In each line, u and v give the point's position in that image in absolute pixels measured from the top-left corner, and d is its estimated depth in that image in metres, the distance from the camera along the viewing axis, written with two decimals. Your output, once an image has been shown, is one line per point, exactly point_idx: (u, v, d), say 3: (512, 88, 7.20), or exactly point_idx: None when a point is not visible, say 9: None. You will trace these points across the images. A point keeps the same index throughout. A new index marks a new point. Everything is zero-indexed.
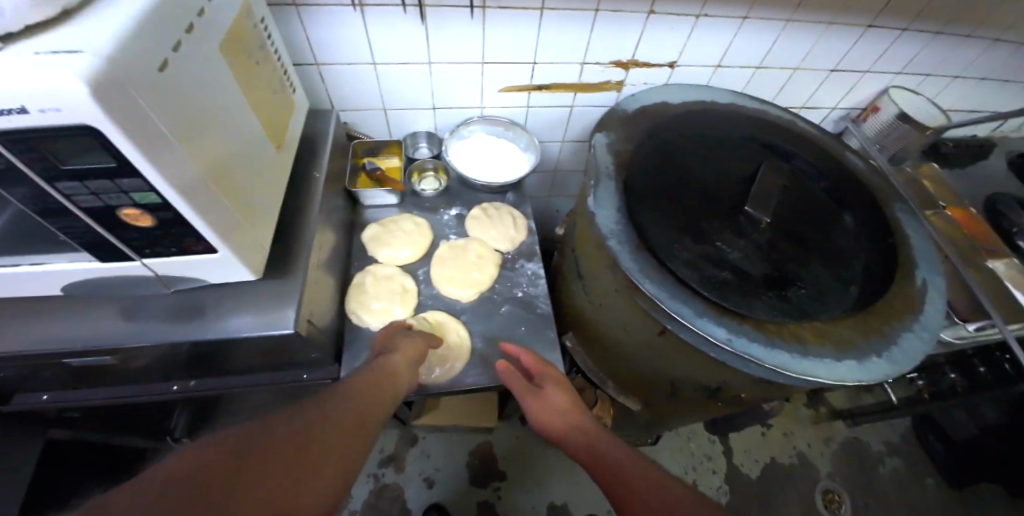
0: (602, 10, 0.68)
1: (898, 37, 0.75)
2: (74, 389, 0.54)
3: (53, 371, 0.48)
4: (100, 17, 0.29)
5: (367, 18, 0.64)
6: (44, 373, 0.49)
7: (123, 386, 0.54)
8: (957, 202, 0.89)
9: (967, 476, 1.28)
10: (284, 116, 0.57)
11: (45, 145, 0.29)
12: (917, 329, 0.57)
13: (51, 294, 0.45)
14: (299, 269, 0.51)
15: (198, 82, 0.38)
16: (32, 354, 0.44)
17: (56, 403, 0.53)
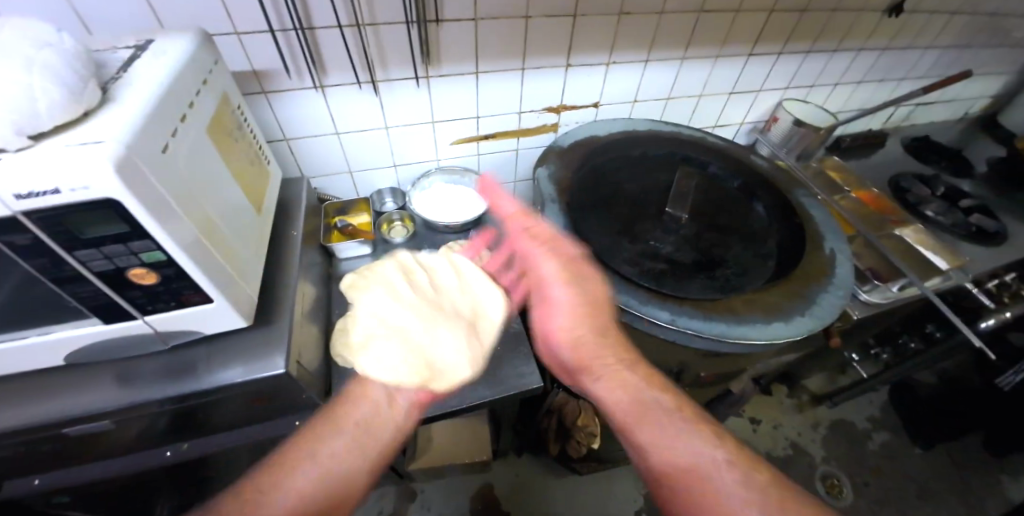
0: (527, 68, 0.81)
1: (775, 60, 1.00)
2: (72, 466, 0.58)
3: (52, 445, 0.52)
4: (116, 118, 0.38)
5: (329, 98, 0.74)
6: (43, 448, 0.52)
7: (121, 457, 0.59)
8: (861, 186, 1.06)
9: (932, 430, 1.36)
10: (264, 179, 0.64)
11: (73, 222, 0.37)
12: (832, 288, 0.63)
13: (52, 366, 0.50)
14: (284, 316, 0.58)
15: (193, 159, 0.46)
16: (33, 426, 0.48)
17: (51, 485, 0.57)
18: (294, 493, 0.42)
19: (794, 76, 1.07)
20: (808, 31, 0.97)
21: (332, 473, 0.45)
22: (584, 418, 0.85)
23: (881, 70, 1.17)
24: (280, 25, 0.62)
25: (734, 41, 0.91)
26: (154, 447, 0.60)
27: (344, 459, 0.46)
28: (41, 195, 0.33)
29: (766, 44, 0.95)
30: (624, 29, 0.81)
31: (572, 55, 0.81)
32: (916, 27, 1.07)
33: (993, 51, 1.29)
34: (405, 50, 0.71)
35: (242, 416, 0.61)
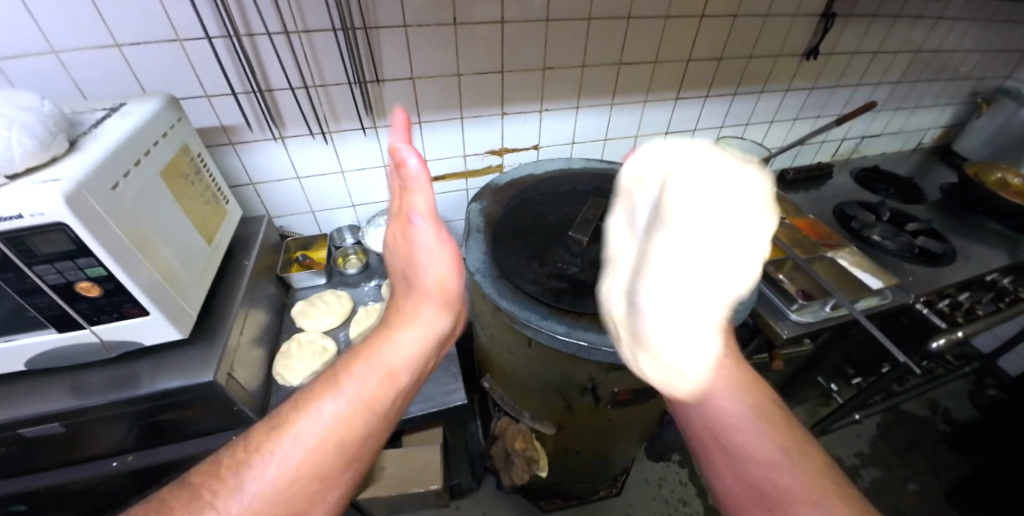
0: (466, 117, 0.92)
1: (704, 103, 1.10)
2: (41, 466, 0.66)
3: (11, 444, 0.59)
4: (76, 162, 0.48)
5: (289, 147, 0.86)
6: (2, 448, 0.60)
7: (87, 460, 0.68)
8: (798, 215, 1.12)
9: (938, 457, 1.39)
10: (218, 216, 0.73)
11: (33, 243, 0.46)
12: (732, 303, 0.67)
13: (16, 371, 0.58)
14: (223, 334, 0.65)
15: (143, 194, 0.55)
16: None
17: (26, 485, 0.66)
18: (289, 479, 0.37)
19: (726, 116, 1.16)
20: (730, 77, 1.07)
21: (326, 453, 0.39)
22: (523, 441, 0.86)
23: (816, 106, 1.26)
24: (242, 88, 0.75)
25: (658, 87, 1.02)
26: (102, 457, 0.69)
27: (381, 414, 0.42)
28: (7, 220, 0.43)
29: (691, 89, 1.05)
30: (549, 81, 0.92)
31: (505, 104, 0.93)
32: (837, 68, 1.17)
33: (928, 87, 1.37)
34: (352, 104, 0.83)
35: (186, 430, 0.68)
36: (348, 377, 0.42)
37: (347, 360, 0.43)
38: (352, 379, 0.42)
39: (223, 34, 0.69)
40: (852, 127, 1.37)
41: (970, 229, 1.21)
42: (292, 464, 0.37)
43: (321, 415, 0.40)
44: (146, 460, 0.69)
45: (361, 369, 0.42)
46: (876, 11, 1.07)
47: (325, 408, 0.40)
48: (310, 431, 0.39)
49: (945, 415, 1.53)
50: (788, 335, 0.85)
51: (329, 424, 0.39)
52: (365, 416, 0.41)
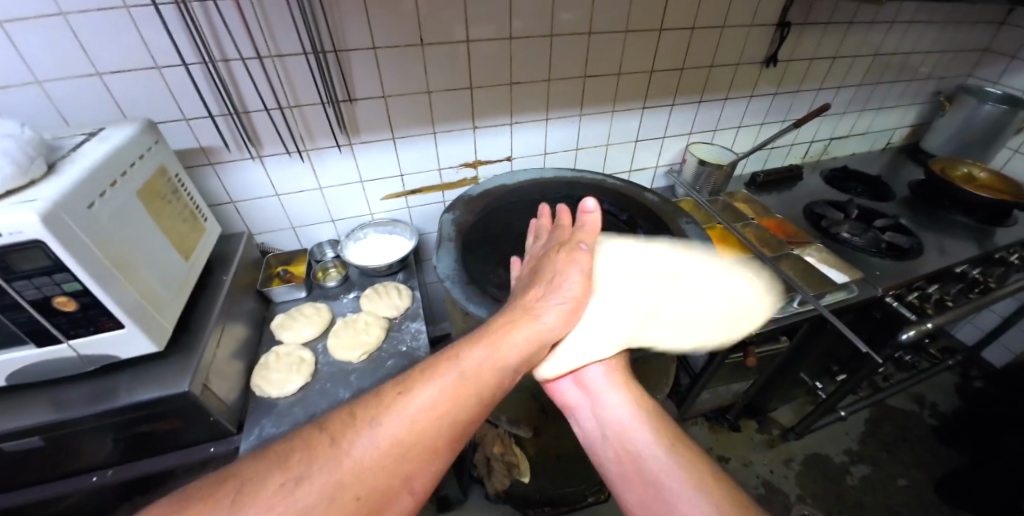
0: (438, 132, 0.96)
1: (671, 111, 1.14)
2: (21, 482, 0.67)
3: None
4: (53, 184, 0.51)
5: (267, 167, 0.89)
6: None
7: (67, 476, 0.69)
8: (767, 215, 1.15)
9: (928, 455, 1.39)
10: (196, 233, 0.76)
11: (11, 259, 0.48)
12: None
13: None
14: (200, 347, 0.67)
15: (120, 213, 0.58)
16: None
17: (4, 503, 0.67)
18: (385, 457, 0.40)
19: (694, 123, 1.20)
20: (694, 85, 1.11)
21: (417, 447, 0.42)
22: (501, 445, 0.88)
23: (782, 110, 1.30)
24: (219, 111, 0.79)
25: (624, 97, 1.06)
26: (81, 473, 0.70)
27: (473, 403, 0.46)
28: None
29: (657, 98, 1.10)
30: (517, 95, 0.96)
31: (476, 119, 0.97)
32: (798, 72, 1.22)
33: (891, 88, 1.42)
34: (327, 123, 0.86)
35: (166, 444, 0.70)
36: (448, 371, 0.47)
37: (440, 365, 0.47)
38: (461, 363, 0.49)
39: (199, 60, 0.73)
40: (820, 129, 1.42)
41: (938, 223, 1.24)
42: (395, 437, 0.41)
43: (422, 398, 0.44)
44: (124, 474, 0.70)
45: (473, 358, 0.49)
46: (829, 18, 1.12)
47: (426, 394, 0.44)
48: (416, 411, 0.43)
49: (933, 408, 1.54)
50: (757, 331, 0.87)
51: (431, 408, 0.44)
52: (460, 404, 0.45)
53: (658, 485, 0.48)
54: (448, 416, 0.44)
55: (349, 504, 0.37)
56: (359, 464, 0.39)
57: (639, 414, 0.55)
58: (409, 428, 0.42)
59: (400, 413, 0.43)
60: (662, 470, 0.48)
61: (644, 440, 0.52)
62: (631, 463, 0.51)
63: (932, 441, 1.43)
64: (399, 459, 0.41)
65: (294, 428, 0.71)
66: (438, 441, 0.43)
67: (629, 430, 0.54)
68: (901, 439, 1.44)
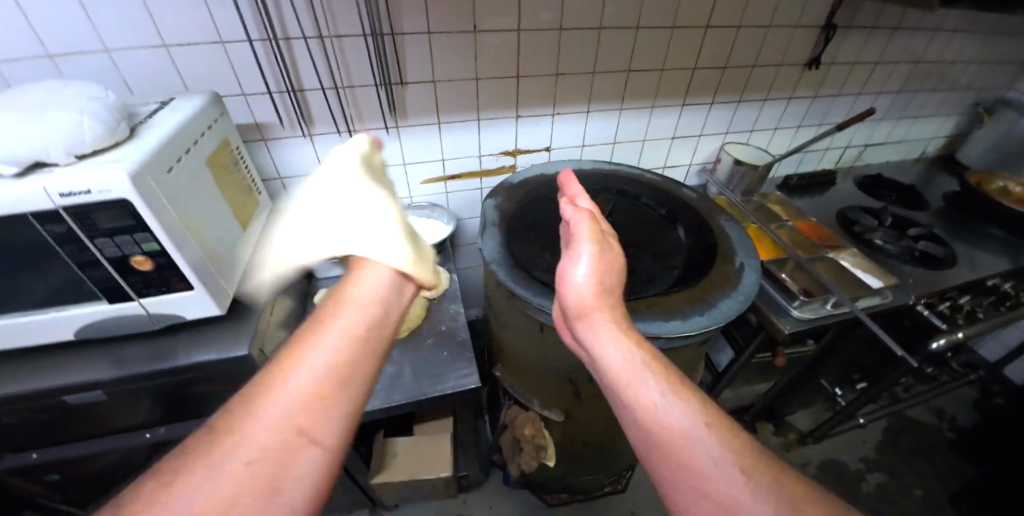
0: (482, 119, 0.97)
1: (710, 110, 1.15)
2: (84, 434, 0.72)
3: (61, 409, 0.65)
4: (136, 146, 0.53)
5: (316, 145, 0.91)
6: (51, 412, 0.65)
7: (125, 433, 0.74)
8: (801, 217, 1.15)
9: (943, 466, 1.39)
10: (253, 205, 0.78)
11: (96, 217, 0.51)
12: (733, 294, 0.70)
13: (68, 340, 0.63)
14: (255, 314, 0.70)
15: (192, 179, 0.60)
16: (52, 388, 0.61)
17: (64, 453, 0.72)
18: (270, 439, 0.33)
19: (732, 122, 1.20)
20: (735, 84, 1.11)
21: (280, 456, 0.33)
22: (532, 428, 0.89)
23: (820, 114, 1.29)
24: (277, 88, 0.81)
25: (665, 93, 1.07)
26: (137, 429, 0.74)
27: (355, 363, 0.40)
28: (76, 194, 0.48)
29: (697, 96, 1.10)
30: (562, 86, 0.97)
31: (520, 108, 0.98)
32: (838, 76, 1.21)
33: (930, 97, 1.41)
34: (376, 106, 0.88)
35: (216, 405, 0.73)
36: (326, 331, 0.40)
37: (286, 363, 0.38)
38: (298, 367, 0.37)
39: (263, 38, 0.75)
40: (855, 135, 1.41)
41: (973, 236, 1.23)
42: (281, 413, 0.35)
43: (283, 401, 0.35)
44: (176, 433, 0.73)
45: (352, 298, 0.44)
46: (875, 22, 1.11)
47: (289, 388, 0.36)
48: (283, 403, 0.35)
49: (951, 423, 1.53)
50: (790, 330, 0.87)
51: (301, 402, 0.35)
52: (348, 360, 0.39)
53: (687, 451, 0.40)
54: (330, 387, 0.37)
55: (242, 477, 0.31)
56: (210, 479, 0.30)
57: (688, 410, 0.42)
58: (274, 426, 0.34)
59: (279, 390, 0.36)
60: (688, 432, 0.41)
61: (656, 399, 0.44)
62: (656, 424, 0.42)
63: (950, 455, 1.43)
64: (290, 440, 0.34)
65: None
66: (342, 393, 0.38)
67: (636, 383, 0.45)
68: (918, 450, 1.44)
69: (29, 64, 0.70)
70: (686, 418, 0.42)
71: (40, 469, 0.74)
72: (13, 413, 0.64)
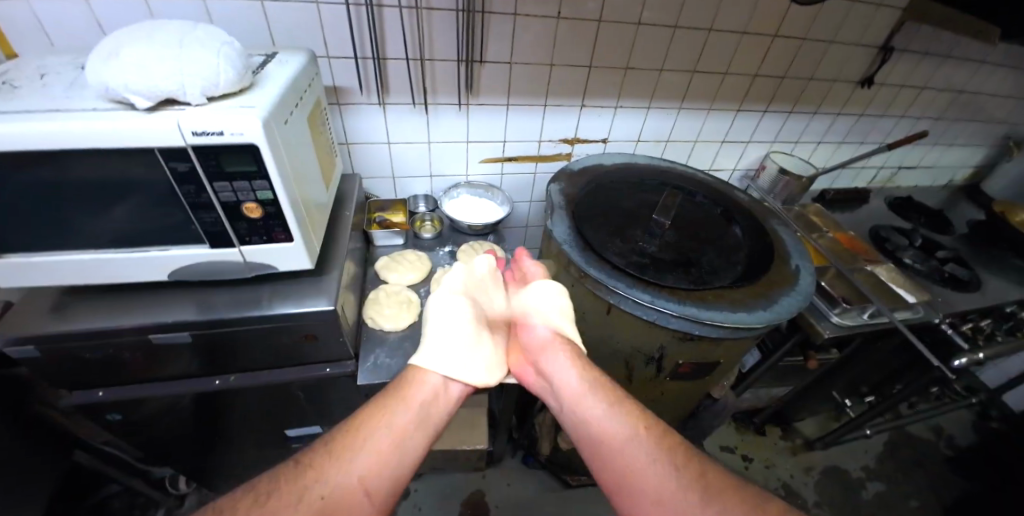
0: (548, 105, 1.00)
1: (763, 116, 1.17)
2: (152, 378, 0.73)
3: (142, 349, 0.66)
4: (259, 94, 0.53)
5: (388, 115, 0.93)
6: (131, 351, 0.66)
7: (191, 380, 0.75)
8: (840, 230, 1.19)
9: (938, 480, 1.46)
10: (333, 167, 0.79)
11: (220, 159, 0.50)
12: (794, 293, 0.74)
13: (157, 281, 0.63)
14: (335, 273, 0.72)
15: (298, 134, 0.61)
16: (143, 326, 0.62)
17: (129, 396, 0.72)
18: (324, 494, 0.44)
19: (779, 132, 1.23)
20: (790, 94, 1.14)
21: (356, 484, 0.45)
22: None
23: (862, 133, 1.32)
24: (362, 54, 0.82)
25: (724, 97, 1.09)
26: (205, 376, 0.75)
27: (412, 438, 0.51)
28: (210, 135, 0.47)
29: (753, 103, 1.13)
30: (629, 80, 1.00)
31: (586, 98, 1.01)
32: (888, 97, 1.24)
33: (967, 126, 1.44)
34: (453, 81, 0.90)
35: (287, 358, 0.75)
36: (396, 407, 0.52)
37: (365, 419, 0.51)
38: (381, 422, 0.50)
39: (358, 2, 0.76)
40: (890, 157, 1.46)
41: (997, 264, 1.28)
42: (352, 469, 0.46)
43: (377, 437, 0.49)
44: (242, 382, 0.75)
45: (424, 385, 0.55)
46: (930, 48, 1.14)
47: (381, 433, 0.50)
48: (341, 473, 0.45)
49: (948, 441, 1.60)
50: (830, 334, 0.91)
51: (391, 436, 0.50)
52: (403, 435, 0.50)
53: (648, 484, 0.48)
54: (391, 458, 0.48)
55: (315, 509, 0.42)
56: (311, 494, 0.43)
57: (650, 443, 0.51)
58: (351, 470, 0.46)
59: (356, 452, 0.47)
60: (654, 475, 0.49)
61: (608, 418, 0.54)
62: (619, 445, 0.52)
63: (945, 472, 1.49)
64: (358, 491, 0.45)
65: (406, 359, 0.78)
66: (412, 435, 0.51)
67: (591, 412, 0.56)
68: (915, 464, 1.51)
69: (122, 2, 0.70)
70: (662, 467, 0.49)
71: (96, 415, 0.74)
72: (99, 348, 0.64)
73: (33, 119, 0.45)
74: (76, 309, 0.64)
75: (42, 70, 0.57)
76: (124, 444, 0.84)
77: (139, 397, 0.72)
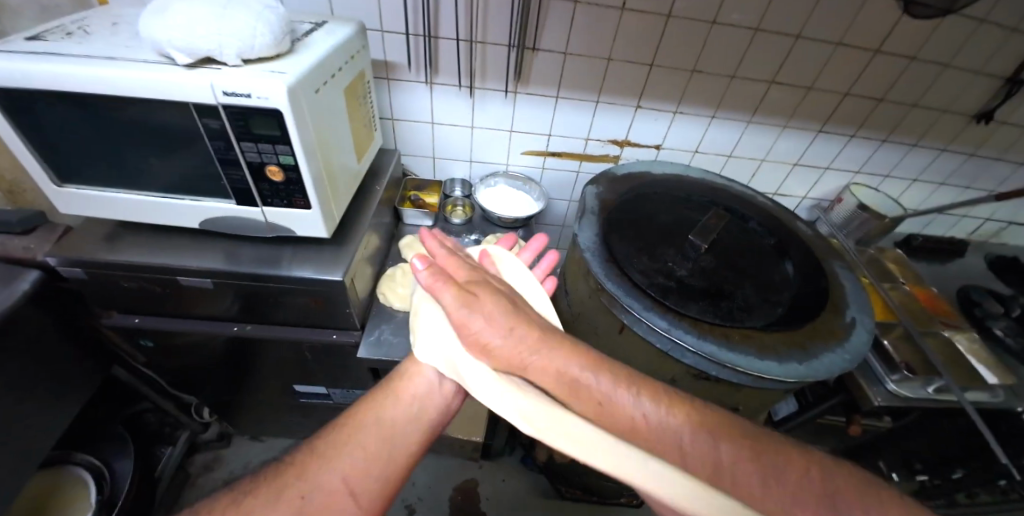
0: (601, 102, 0.94)
1: (846, 142, 1.03)
2: (180, 314, 0.78)
3: (171, 287, 0.71)
4: (294, 61, 0.54)
5: (434, 95, 0.92)
6: (162, 287, 0.71)
7: (212, 322, 0.80)
8: (919, 283, 1.03)
9: None
10: (369, 140, 0.79)
11: (248, 120, 0.52)
12: (842, 350, 0.64)
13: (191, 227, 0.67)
14: (351, 245, 0.73)
15: (332, 105, 0.61)
16: (172, 266, 0.66)
17: (160, 326, 0.78)
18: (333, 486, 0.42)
19: (864, 162, 1.08)
20: (885, 120, 0.98)
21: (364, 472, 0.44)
22: None
23: (970, 176, 1.12)
24: (414, 30, 0.81)
25: (802, 115, 0.97)
26: (225, 321, 0.79)
27: (433, 409, 0.52)
28: (238, 96, 0.48)
29: (837, 125, 0.99)
30: (693, 84, 0.91)
31: (643, 99, 0.93)
32: (1016, 137, 1.03)
33: None
34: (503, 66, 0.87)
35: (301, 319, 0.77)
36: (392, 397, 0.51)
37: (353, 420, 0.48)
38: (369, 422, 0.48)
39: None
40: (1002, 207, 1.23)
41: None
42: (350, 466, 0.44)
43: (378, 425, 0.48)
44: (257, 333, 0.79)
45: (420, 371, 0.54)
46: None
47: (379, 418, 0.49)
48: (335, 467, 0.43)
49: None
50: (880, 403, 0.80)
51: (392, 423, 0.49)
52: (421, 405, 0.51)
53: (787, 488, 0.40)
54: (395, 437, 0.47)
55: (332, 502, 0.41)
56: (320, 486, 0.41)
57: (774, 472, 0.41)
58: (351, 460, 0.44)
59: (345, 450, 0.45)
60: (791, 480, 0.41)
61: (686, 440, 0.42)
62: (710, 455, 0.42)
63: None
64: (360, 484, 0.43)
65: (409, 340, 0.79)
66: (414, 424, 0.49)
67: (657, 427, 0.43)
68: None
69: None
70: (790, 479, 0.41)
71: (133, 338, 0.81)
72: (136, 279, 0.69)
73: (89, 64, 0.48)
74: (123, 241, 0.69)
75: (116, 19, 0.61)
76: (153, 368, 0.92)
77: (168, 329, 0.78)
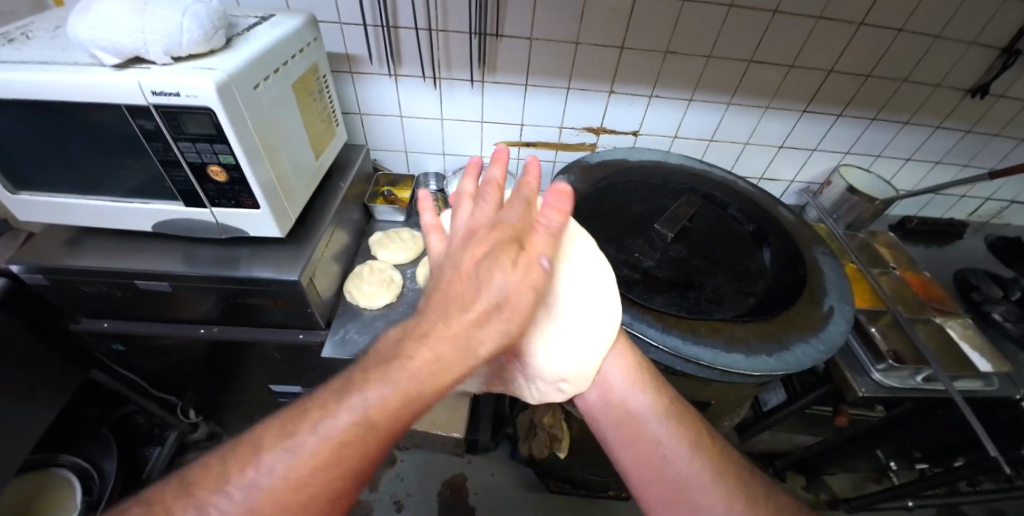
0: (572, 89, 0.91)
1: (834, 122, 0.98)
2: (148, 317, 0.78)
3: (133, 291, 0.71)
4: (229, 55, 0.52)
5: (400, 87, 0.90)
6: (124, 291, 0.71)
7: (180, 325, 0.79)
8: (911, 268, 0.99)
9: None
10: (328, 135, 0.78)
11: (182, 120, 0.50)
12: (815, 341, 0.61)
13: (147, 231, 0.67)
14: (309, 244, 0.71)
15: (277, 101, 0.60)
16: (129, 271, 0.66)
17: (129, 330, 0.78)
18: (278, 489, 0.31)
19: (855, 142, 1.03)
20: (875, 96, 0.93)
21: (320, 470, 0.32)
22: (552, 418, 0.90)
23: (969, 154, 1.06)
24: (372, 21, 0.79)
25: (785, 94, 0.92)
26: (193, 323, 0.79)
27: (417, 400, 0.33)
28: (167, 95, 0.47)
29: (823, 103, 0.94)
30: (668, 66, 0.87)
31: (615, 84, 0.90)
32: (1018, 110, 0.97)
33: None
34: (467, 54, 0.84)
35: (266, 319, 0.76)
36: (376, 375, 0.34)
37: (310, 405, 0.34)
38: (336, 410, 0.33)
39: None
40: (1003, 186, 1.17)
41: None
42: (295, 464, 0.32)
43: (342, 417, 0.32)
44: (224, 335, 0.78)
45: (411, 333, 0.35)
46: None
47: (346, 410, 0.33)
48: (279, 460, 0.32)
49: None
50: (865, 394, 0.76)
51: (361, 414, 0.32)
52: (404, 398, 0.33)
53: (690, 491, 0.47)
54: (363, 438, 0.32)
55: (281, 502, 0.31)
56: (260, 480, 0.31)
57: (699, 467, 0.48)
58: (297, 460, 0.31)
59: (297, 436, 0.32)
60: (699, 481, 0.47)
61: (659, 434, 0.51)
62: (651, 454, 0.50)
63: None
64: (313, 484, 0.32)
65: (376, 338, 0.78)
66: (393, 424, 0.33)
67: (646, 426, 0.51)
68: None
69: None
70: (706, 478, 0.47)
71: (105, 342, 0.82)
72: (96, 284, 0.69)
73: (15, 69, 0.47)
74: (82, 246, 0.69)
75: (59, 22, 0.60)
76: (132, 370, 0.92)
77: (137, 333, 0.78)
